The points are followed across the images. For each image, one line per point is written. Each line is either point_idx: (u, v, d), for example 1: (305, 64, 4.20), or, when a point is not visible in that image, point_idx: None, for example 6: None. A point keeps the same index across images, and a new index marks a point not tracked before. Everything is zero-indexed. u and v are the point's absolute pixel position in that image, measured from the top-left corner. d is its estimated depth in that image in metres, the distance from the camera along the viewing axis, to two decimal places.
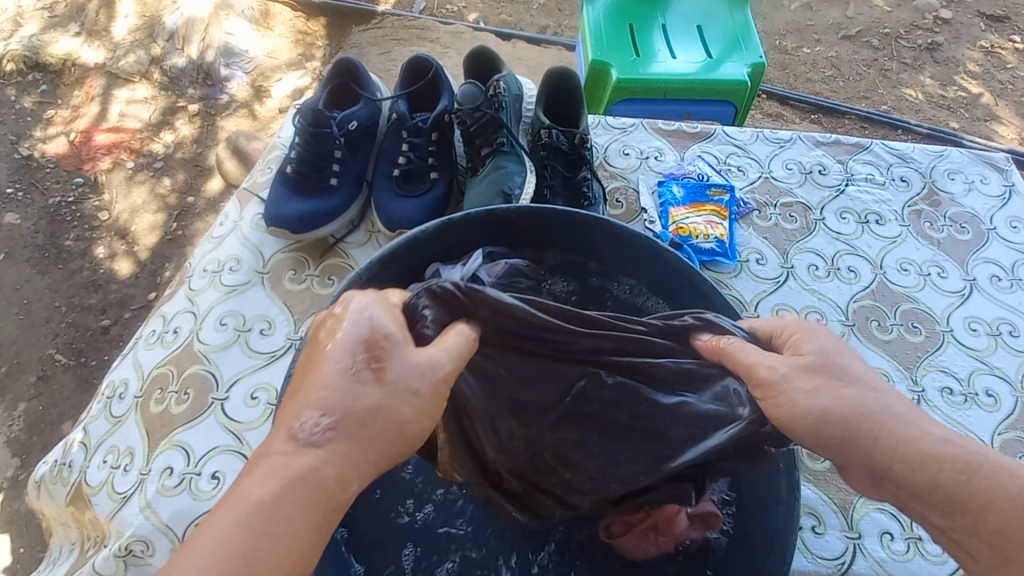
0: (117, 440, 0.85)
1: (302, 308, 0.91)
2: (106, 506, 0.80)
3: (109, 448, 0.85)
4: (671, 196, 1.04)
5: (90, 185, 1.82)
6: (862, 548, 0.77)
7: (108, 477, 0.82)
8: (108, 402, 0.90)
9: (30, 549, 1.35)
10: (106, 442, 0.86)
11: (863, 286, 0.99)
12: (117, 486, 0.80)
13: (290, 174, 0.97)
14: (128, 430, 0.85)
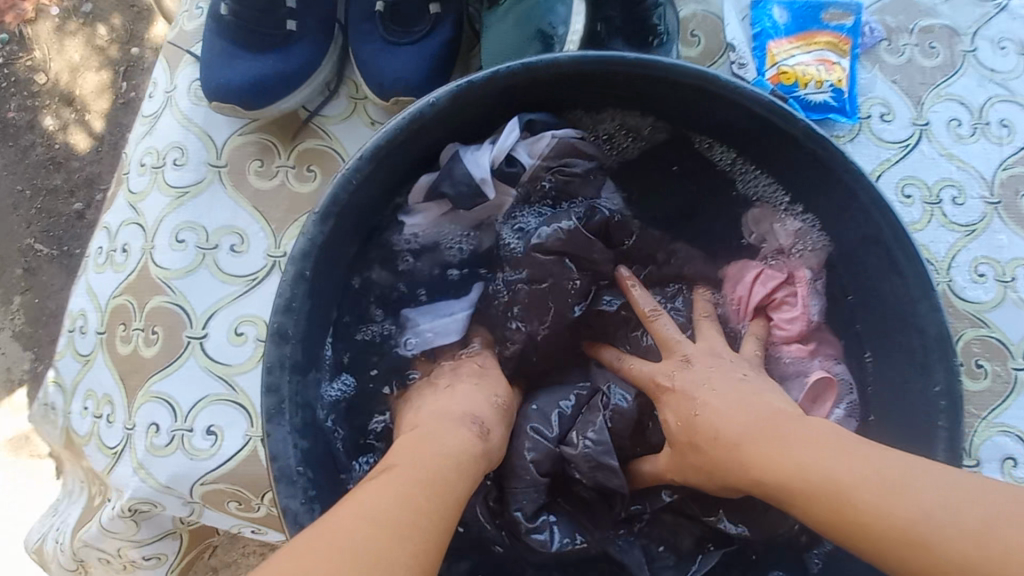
0: (92, 382, 0.70)
1: (279, 214, 0.69)
2: (97, 460, 0.68)
3: (87, 392, 0.70)
4: (771, 23, 0.73)
5: (17, 44, 1.34)
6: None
7: (93, 427, 0.68)
8: (71, 336, 0.72)
9: None
10: (81, 384, 0.71)
11: (1017, 147, 0.74)
12: (103, 439, 0.67)
13: (228, 18, 0.68)
14: (100, 373, 0.69)
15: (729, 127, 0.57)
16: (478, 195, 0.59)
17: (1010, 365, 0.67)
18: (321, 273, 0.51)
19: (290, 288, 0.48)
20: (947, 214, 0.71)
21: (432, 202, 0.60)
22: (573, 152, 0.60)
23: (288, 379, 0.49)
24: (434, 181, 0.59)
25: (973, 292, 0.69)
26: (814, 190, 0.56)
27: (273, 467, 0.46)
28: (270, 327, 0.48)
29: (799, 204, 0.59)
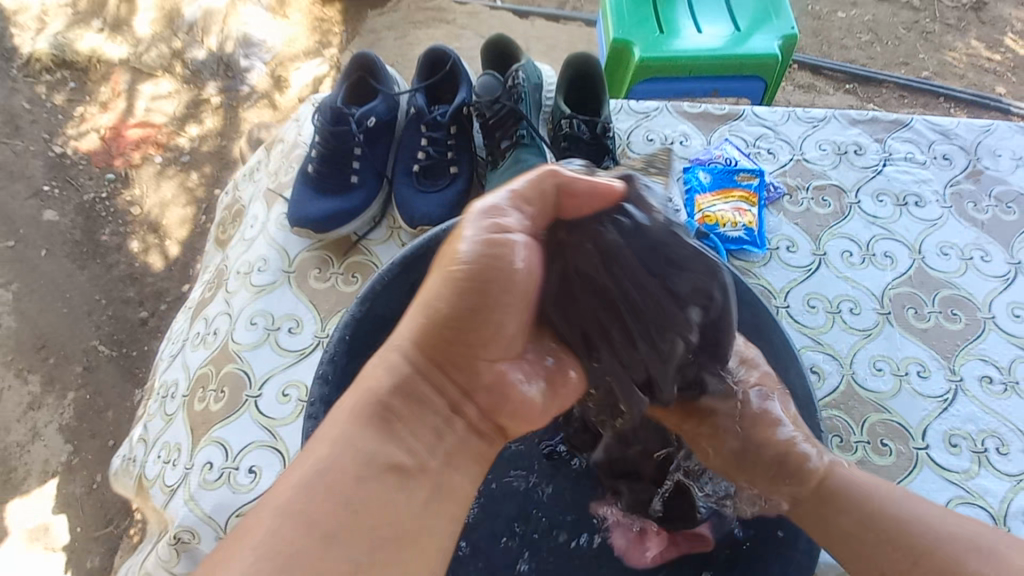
0: (169, 436, 0.88)
1: (329, 305, 0.93)
2: (159, 497, 0.83)
3: (163, 444, 0.88)
4: (698, 182, 1.01)
5: (121, 180, 1.87)
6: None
7: (161, 471, 0.85)
8: (162, 401, 0.92)
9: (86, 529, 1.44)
10: (160, 438, 0.89)
11: (900, 272, 0.95)
12: (166, 480, 0.83)
13: (312, 173, 0.98)
14: (176, 427, 0.87)
15: None
16: None
17: (912, 444, 0.83)
18: (358, 342, 0.72)
19: (334, 346, 0.70)
20: (847, 321, 0.90)
21: None
22: None
23: (325, 411, 0.67)
24: None
25: (874, 382, 0.86)
26: None
27: None
28: (317, 372, 0.69)
29: None
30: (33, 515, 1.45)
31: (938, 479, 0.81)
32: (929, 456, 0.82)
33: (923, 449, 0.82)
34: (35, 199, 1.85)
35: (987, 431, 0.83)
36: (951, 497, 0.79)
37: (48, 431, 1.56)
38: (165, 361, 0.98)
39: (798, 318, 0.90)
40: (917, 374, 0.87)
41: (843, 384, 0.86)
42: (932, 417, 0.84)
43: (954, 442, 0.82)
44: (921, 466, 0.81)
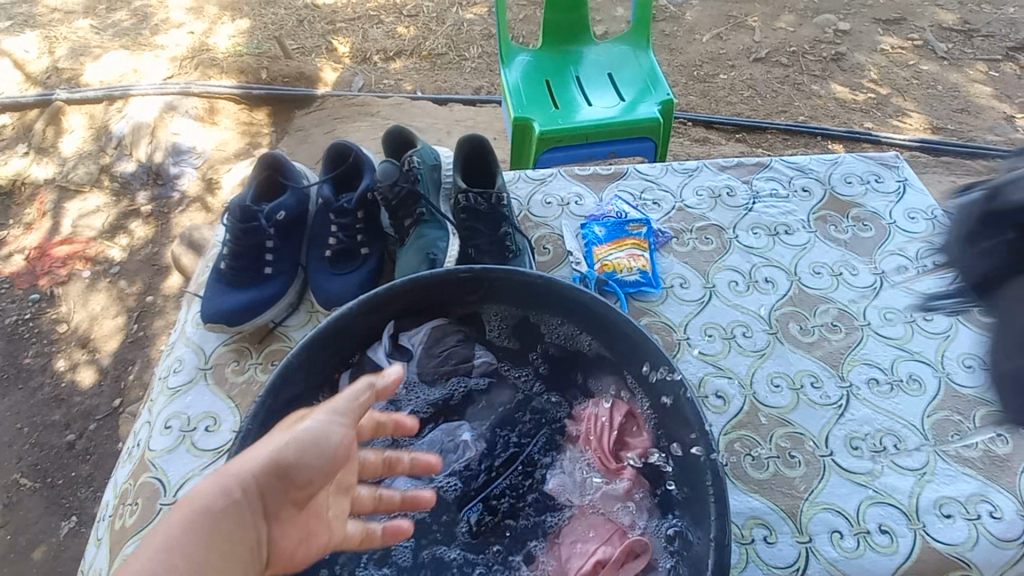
0: (95, 564, 0.82)
1: (246, 398, 0.92)
2: None
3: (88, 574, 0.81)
4: (594, 235, 1.11)
5: (46, 300, 1.83)
6: (815, 550, 0.78)
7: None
8: (94, 527, 0.87)
9: None
10: (88, 569, 0.83)
11: (780, 294, 1.04)
12: None
13: (225, 270, 1.00)
14: (97, 557, 0.82)
15: (542, 304, 0.85)
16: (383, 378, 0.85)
17: (818, 453, 0.87)
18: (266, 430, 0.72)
19: (242, 438, 0.69)
20: (741, 345, 0.98)
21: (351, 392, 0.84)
22: (444, 330, 0.89)
23: None
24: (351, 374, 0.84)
25: (774, 399, 0.92)
26: (588, 323, 0.83)
27: None
28: None
29: (594, 335, 0.83)
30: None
31: (845, 483, 0.84)
32: (835, 462, 0.86)
33: (829, 456, 0.86)
34: None
35: (883, 430, 0.89)
36: (862, 500, 0.83)
37: None
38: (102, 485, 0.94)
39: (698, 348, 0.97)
40: (811, 386, 0.93)
41: (746, 405, 0.91)
42: (831, 424, 0.90)
43: (855, 445, 0.87)
44: (829, 473, 0.85)
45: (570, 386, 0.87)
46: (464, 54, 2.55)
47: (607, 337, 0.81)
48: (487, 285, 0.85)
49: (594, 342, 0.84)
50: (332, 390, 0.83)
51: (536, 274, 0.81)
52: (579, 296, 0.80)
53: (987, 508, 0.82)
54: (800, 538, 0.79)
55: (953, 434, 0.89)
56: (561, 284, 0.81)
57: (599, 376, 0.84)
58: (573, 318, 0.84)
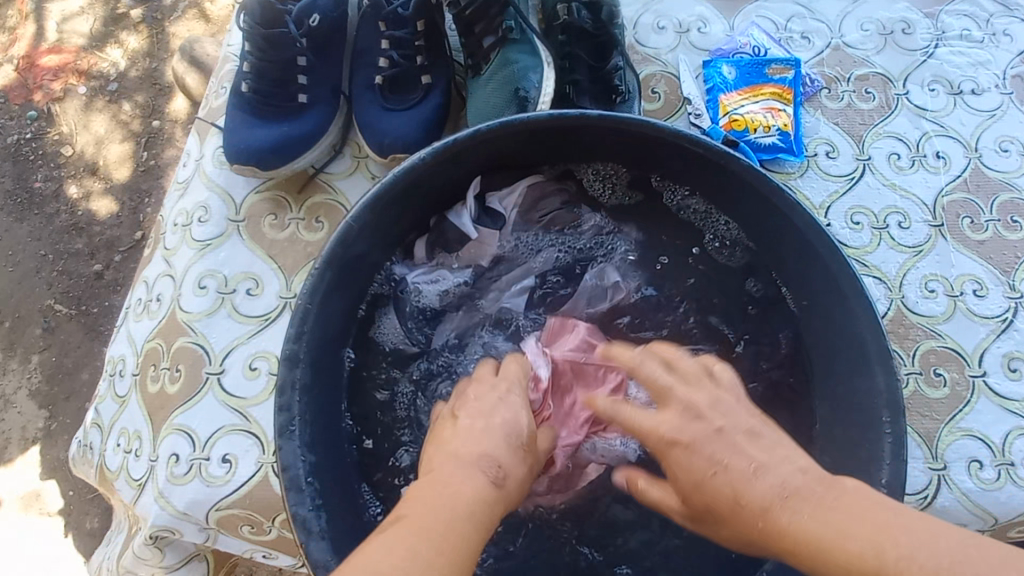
0: (126, 421, 0.76)
1: (292, 260, 0.77)
2: (127, 492, 0.73)
3: (120, 430, 0.76)
4: (721, 79, 0.84)
5: (44, 118, 1.60)
6: (947, 479, 0.69)
7: (123, 462, 0.74)
8: (112, 380, 0.80)
9: (79, 492, 1.37)
10: (117, 424, 0.77)
11: (953, 175, 0.82)
12: (131, 472, 0.73)
13: (247, 94, 0.78)
14: (132, 411, 0.75)
15: (674, 169, 0.64)
16: (467, 246, 0.70)
17: (968, 372, 0.73)
18: (330, 308, 0.58)
19: (302, 318, 0.55)
20: (895, 237, 0.78)
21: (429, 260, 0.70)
22: (544, 190, 0.71)
23: (299, 399, 0.54)
24: (430, 241, 0.69)
25: (925, 306, 0.75)
26: (733, 202, 0.63)
27: (284, 477, 0.52)
28: (282, 353, 0.54)
29: (738, 216, 0.65)
30: (21, 484, 1.38)
31: (995, 409, 0.72)
32: (986, 383, 0.73)
33: (980, 377, 0.73)
34: None
35: None
36: (1010, 429, 0.71)
37: (19, 398, 1.44)
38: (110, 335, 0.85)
39: (840, 237, 0.78)
40: (973, 294, 0.76)
41: (892, 310, 0.75)
42: (989, 340, 0.74)
43: (1014, 367, 0.73)
44: (978, 396, 0.72)
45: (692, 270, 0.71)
46: None
47: (755, 219, 0.63)
48: (603, 138, 0.63)
49: (734, 224, 0.66)
50: (405, 258, 0.69)
51: (677, 129, 0.58)
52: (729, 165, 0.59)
53: None
54: (931, 465, 0.69)
55: None
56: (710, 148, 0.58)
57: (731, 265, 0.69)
58: (711, 190, 0.64)
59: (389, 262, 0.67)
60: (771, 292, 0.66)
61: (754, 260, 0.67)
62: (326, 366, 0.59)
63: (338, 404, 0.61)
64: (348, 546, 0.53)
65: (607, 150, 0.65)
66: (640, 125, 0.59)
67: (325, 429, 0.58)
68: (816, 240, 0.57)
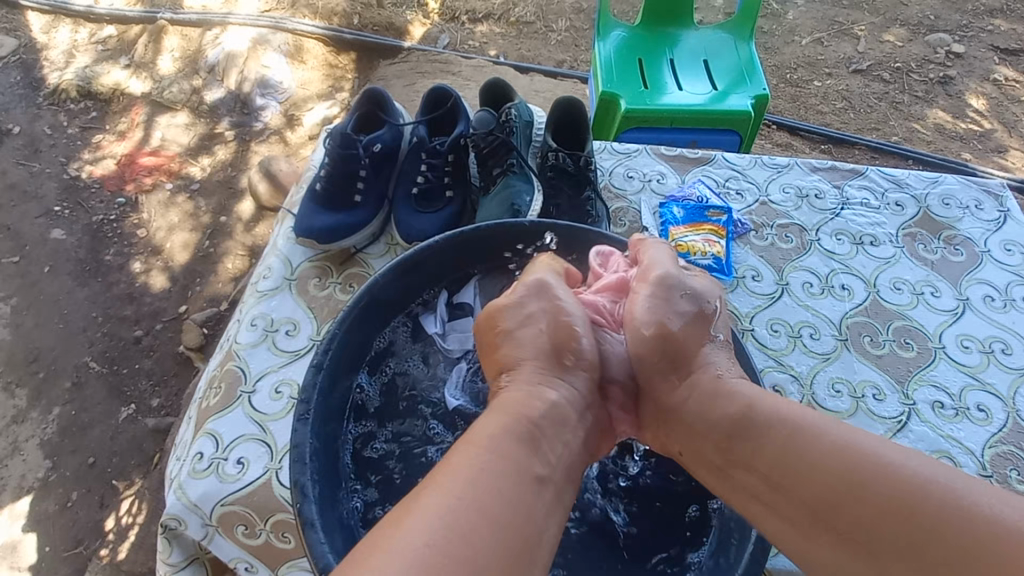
0: (179, 435, 0.93)
1: (325, 312, 0.99)
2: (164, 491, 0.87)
3: (176, 446, 0.92)
4: (672, 216, 1.11)
5: (130, 205, 1.96)
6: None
7: (168, 468, 0.89)
8: (181, 406, 0.98)
9: (56, 549, 1.41)
10: (177, 442, 0.93)
11: (856, 303, 1.03)
12: (170, 475, 0.87)
13: (319, 191, 1.06)
14: (186, 428, 0.92)
15: None
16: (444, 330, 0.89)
17: None
18: (352, 337, 0.79)
19: (330, 339, 0.77)
20: (807, 345, 0.97)
21: (411, 342, 0.87)
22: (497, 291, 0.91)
23: (316, 396, 0.72)
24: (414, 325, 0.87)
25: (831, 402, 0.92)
26: None
27: (294, 450, 0.67)
28: (312, 361, 0.74)
29: None
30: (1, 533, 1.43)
31: None
32: None
33: None
34: (45, 218, 1.92)
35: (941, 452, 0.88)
36: None
37: (27, 446, 1.55)
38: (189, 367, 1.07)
39: (762, 340, 0.97)
40: (872, 397, 0.92)
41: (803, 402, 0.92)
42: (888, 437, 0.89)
43: None
44: None
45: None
46: (552, 25, 2.51)
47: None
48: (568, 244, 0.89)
49: None
50: (388, 345, 0.85)
51: (622, 242, 0.86)
52: None
53: None
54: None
55: (1011, 469, 0.86)
56: None
57: None
58: None
59: (386, 334, 0.85)
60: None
61: None
62: (343, 382, 0.77)
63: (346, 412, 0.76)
64: (333, 520, 0.66)
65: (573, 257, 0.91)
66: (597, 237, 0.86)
67: (334, 430, 0.73)
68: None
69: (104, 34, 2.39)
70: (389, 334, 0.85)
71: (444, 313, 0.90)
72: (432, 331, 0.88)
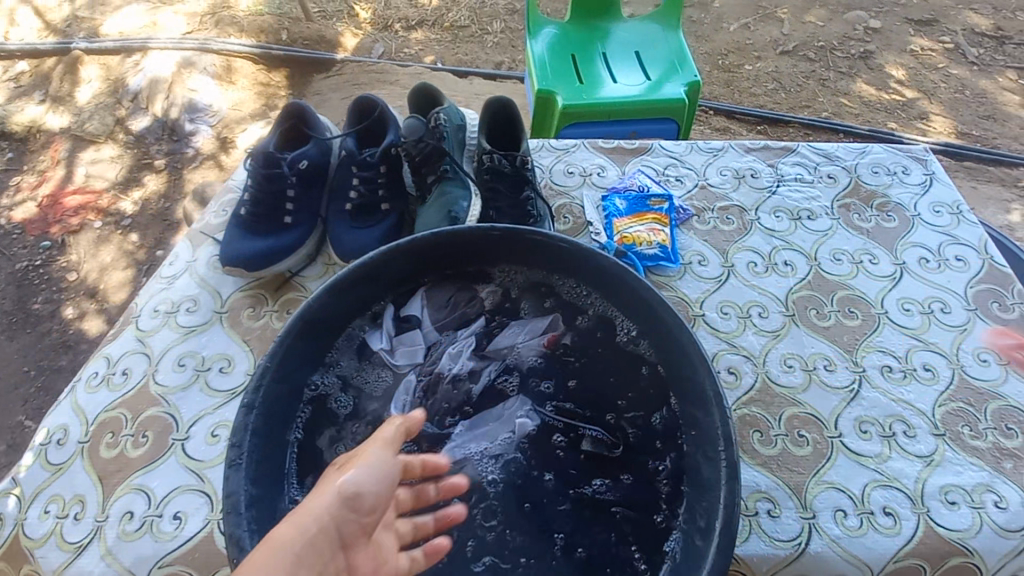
0: (61, 487, 0.81)
1: (261, 343, 0.93)
2: (55, 558, 0.76)
3: (51, 497, 0.80)
4: (615, 208, 1.10)
5: (57, 248, 1.82)
6: (756, 527, 0.79)
7: (54, 527, 0.78)
8: (43, 448, 0.85)
9: None
10: (45, 490, 0.81)
11: (799, 278, 1.04)
12: (65, 535, 0.77)
13: (245, 216, 1.00)
14: (74, 477, 0.82)
15: (566, 268, 0.85)
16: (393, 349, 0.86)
17: (826, 434, 0.87)
18: (287, 367, 0.74)
19: (261, 373, 0.71)
20: (757, 325, 0.98)
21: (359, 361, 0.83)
22: (451, 301, 0.90)
23: (249, 439, 0.67)
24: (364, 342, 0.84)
25: (785, 378, 0.92)
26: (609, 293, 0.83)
27: (227, 501, 0.62)
28: (243, 401, 0.69)
29: (613, 303, 0.83)
30: None
31: (852, 464, 0.85)
32: (842, 443, 0.87)
33: (837, 437, 0.87)
34: None
35: (894, 416, 0.89)
36: (868, 482, 0.83)
37: None
38: (51, 407, 0.91)
39: (713, 324, 0.97)
40: (824, 369, 0.93)
41: (758, 381, 0.92)
42: (842, 407, 0.90)
43: (864, 428, 0.88)
44: (836, 454, 0.85)
45: (593, 366, 0.82)
46: (487, 27, 2.49)
47: (637, 314, 0.80)
48: (511, 244, 0.85)
49: (617, 313, 0.83)
50: (330, 365, 0.81)
51: (563, 236, 0.82)
52: (608, 263, 0.80)
53: (992, 498, 0.82)
54: (745, 512, 0.80)
55: (963, 425, 0.88)
56: (594, 253, 0.81)
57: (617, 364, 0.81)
58: (594, 283, 0.84)
59: (330, 359, 0.81)
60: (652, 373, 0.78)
61: (637, 352, 0.80)
62: (278, 418, 0.72)
63: (291, 440, 0.73)
64: None
65: (520, 257, 0.87)
66: (538, 235, 0.83)
67: (272, 470, 0.68)
68: (673, 322, 0.74)
69: (13, 70, 2.23)
70: (335, 352, 0.82)
71: (391, 329, 0.86)
72: (378, 347, 0.85)
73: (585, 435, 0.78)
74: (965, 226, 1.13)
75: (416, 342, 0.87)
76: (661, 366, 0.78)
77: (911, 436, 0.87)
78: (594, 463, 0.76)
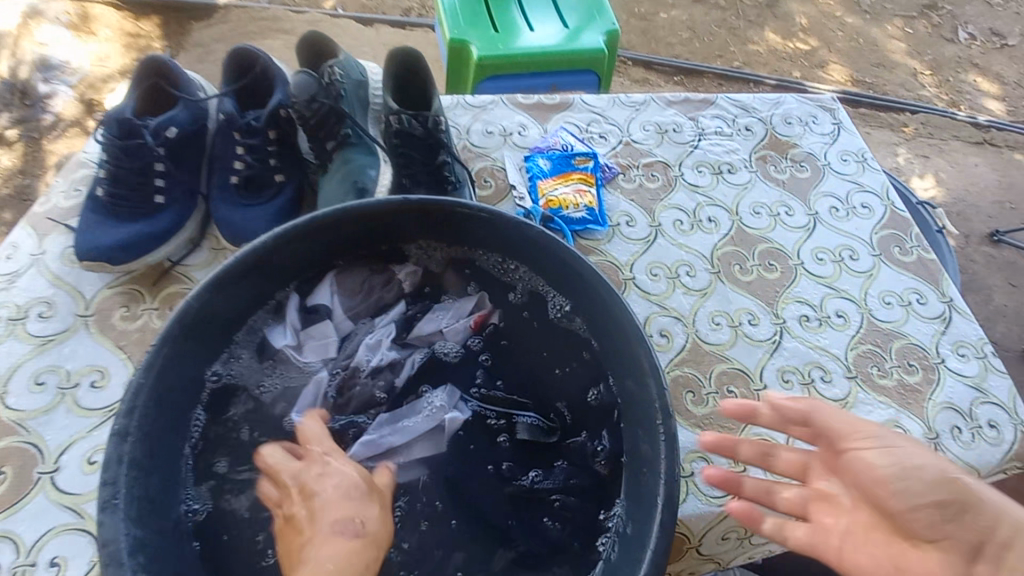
0: None
1: (142, 349, 0.79)
2: None
3: None
4: (539, 169, 1.04)
5: None
6: (693, 486, 0.80)
7: None
8: None
9: None
10: None
11: (723, 234, 1.04)
12: None
13: (103, 197, 0.84)
14: None
15: (491, 242, 0.77)
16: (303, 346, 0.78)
17: (752, 387, 0.89)
18: (168, 380, 0.62)
19: (134, 393, 0.58)
20: (685, 284, 0.97)
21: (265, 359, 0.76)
22: (365, 282, 0.82)
23: (127, 472, 0.56)
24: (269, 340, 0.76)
25: (713, 336, 0.93)
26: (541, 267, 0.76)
27: (103, 552, 0.52)
28: (113, 428, 0.57)
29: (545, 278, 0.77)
30: None
31: None
32: (768, 394, 0.89)
33: (762, 389, 0.89)
34: None
35: (812, 362, 0.93)
36: None
37: None
38: None
39: (643, 287, 0.96)
40: (748, 323, 0.95)
41: (689, 342, 0.92)
42: (766, 358, 0.92)
43: (786, 378, 0.91)
44: None
45: (524, 342, 0.80)
46: None
47: (569, 288, 0.74)
48: (429, 218, 0.76)
49: (550, 289, 0.78)
50: (229, 359, 0.73)
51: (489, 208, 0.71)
52: (539, 237, 0.72)
53: (899, 432, 0.88)
54: (683, 473, 0.80)
55: (871, 366, 0.94)
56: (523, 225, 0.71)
57: (547, 337, 0.79)
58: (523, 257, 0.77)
59: (227, 356, 0.72)
60: (590, 355, 0.76)
61: (570, 328, 0.77)
62: (159, 440, 0.62)
63: (184, 459, 0.66)
64: None
65: (440, 231, 0.78)
66: (459, 207, 0.72)
67: (152, 503, 0.59)
68: (612, 300, 0.68)
69: None
70: (234, 347, 0.73)
71: (296, 321, 0.78)
72: (282, 344, 0.76)
73: (519, 423, 0.77)
74: (869, 174, 1.17)
75: (329, 334, 0.79)
76: (595, 343, 0.74)
77: (828, 381, 0.92)
78: (526, 449, 0.75)
